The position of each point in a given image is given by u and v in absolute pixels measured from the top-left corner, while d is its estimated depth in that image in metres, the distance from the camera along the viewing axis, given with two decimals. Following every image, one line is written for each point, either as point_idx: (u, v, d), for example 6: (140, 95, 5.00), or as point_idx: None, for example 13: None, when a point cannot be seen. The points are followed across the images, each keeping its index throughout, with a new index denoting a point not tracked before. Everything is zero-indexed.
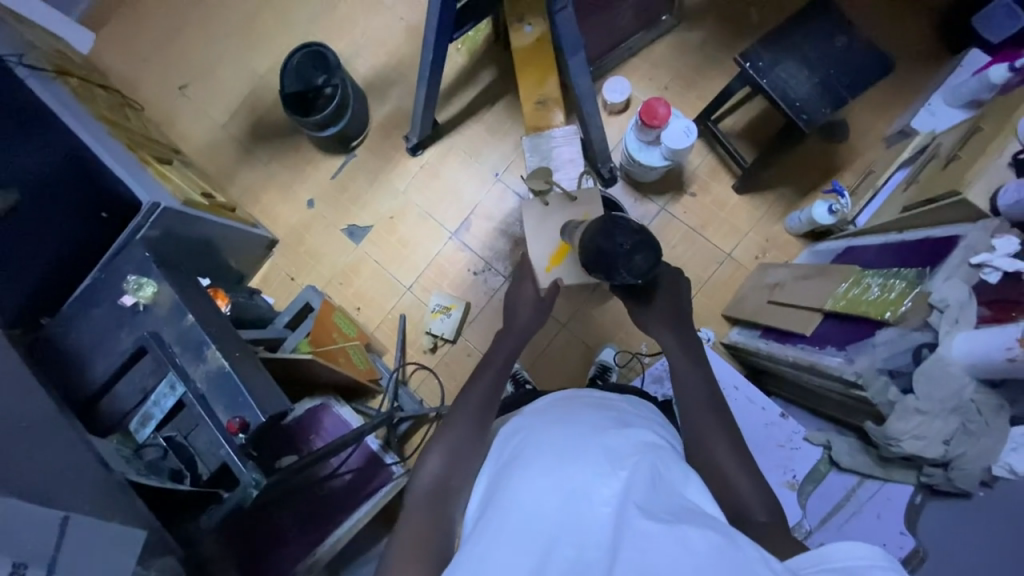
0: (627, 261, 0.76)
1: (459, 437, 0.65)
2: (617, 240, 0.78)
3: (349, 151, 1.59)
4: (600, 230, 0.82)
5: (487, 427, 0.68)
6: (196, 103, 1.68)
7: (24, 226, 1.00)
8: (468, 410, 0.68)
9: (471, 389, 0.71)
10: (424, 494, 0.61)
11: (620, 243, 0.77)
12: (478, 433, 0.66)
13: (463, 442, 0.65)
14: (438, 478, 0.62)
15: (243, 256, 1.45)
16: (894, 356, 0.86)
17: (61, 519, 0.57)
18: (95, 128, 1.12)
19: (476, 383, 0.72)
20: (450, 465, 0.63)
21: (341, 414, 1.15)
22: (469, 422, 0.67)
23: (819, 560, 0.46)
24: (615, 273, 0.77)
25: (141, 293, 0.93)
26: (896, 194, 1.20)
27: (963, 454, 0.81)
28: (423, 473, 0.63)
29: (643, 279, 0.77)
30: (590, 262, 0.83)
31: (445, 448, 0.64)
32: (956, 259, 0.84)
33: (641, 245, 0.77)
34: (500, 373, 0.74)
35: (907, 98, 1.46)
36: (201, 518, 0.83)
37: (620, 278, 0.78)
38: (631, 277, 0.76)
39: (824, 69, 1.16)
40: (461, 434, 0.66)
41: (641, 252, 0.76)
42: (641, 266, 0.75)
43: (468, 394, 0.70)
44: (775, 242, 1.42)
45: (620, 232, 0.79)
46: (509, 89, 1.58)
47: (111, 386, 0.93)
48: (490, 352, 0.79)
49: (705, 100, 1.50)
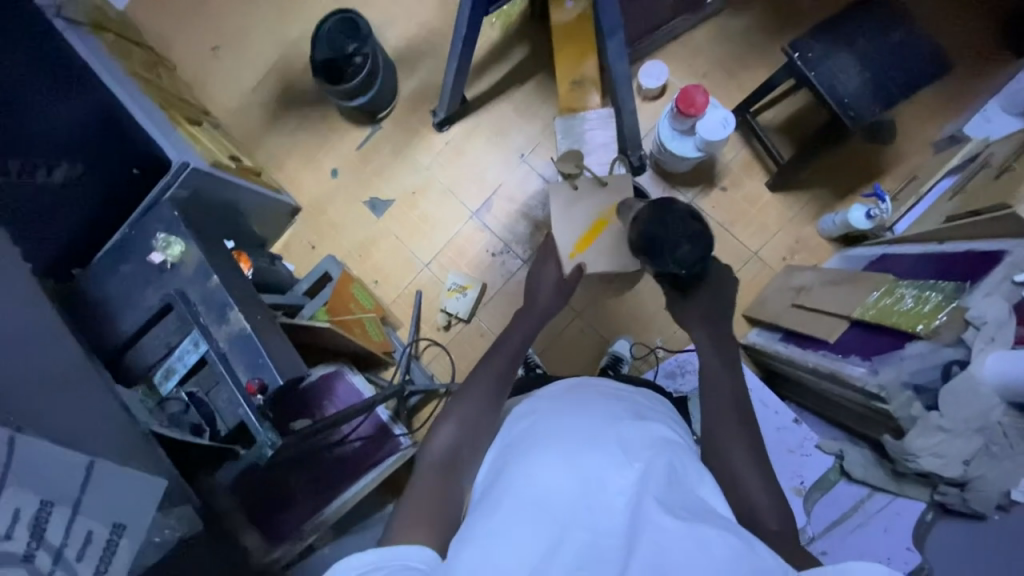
0: (675, 249, 0.81)
1: (474, 409, 0.65)
2: (670, 231, 0.84)
3: (376, 123, 1.58)
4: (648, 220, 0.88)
5: (499, 405, 0.68)
6: (227, 65, 1.68)
7: (65, 183, 1.03)
8: (484, 384, 0.68)
9: (486, 364, 0.71)
10: (435, 462, 0.61)
11: (669, 233, 0.84)
12: (491, 410, 0.66)
13: (476, 414, 0.65)
14: (449, 448, 0.62)
15: (267, 222, 1.46)
16: (922, 370, 0.83)
17: (87, 463, 0.59)
18: (129, 85, 1.13)
19: (491, 360, 0.72)
20: (461, 437, 0.63)
21: (355, 382, 1.18)
22: (484, 396, 0.67)
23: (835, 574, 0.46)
24: (661, 258, 0.82)
25: (169, 251, 0.95)
26: (939, 203, 1.14)
27: (981, 476, 0.79)
28: (434, 442, 0.63)
29: (692, 270, 0.80)
30: (636, 247, 0.89)
31: (458, 420, 0.64)
32: (999, 275, 0.80)
33: (694, 238, 0.81)
34: (516, 351, 0.74)
35: (962, 101, 1.37)
36: (220, 472, 0.89)
37: (666, 265, 0.82)
38: (681, 266, 0.80)
39: (876, 64, 1.09)
40: (475, 407, 0.66)
41: (690, 244, 0.81)
42: (688, 256, 0.80)
43: (483, 368, 0.70)
44: (805, 244, 1.38)
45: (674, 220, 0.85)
46: (541, 68, 1.54)
47: (137, 339, 0.96)
48: (507, 329, 0.78)
49: (745, 91, 1.44)
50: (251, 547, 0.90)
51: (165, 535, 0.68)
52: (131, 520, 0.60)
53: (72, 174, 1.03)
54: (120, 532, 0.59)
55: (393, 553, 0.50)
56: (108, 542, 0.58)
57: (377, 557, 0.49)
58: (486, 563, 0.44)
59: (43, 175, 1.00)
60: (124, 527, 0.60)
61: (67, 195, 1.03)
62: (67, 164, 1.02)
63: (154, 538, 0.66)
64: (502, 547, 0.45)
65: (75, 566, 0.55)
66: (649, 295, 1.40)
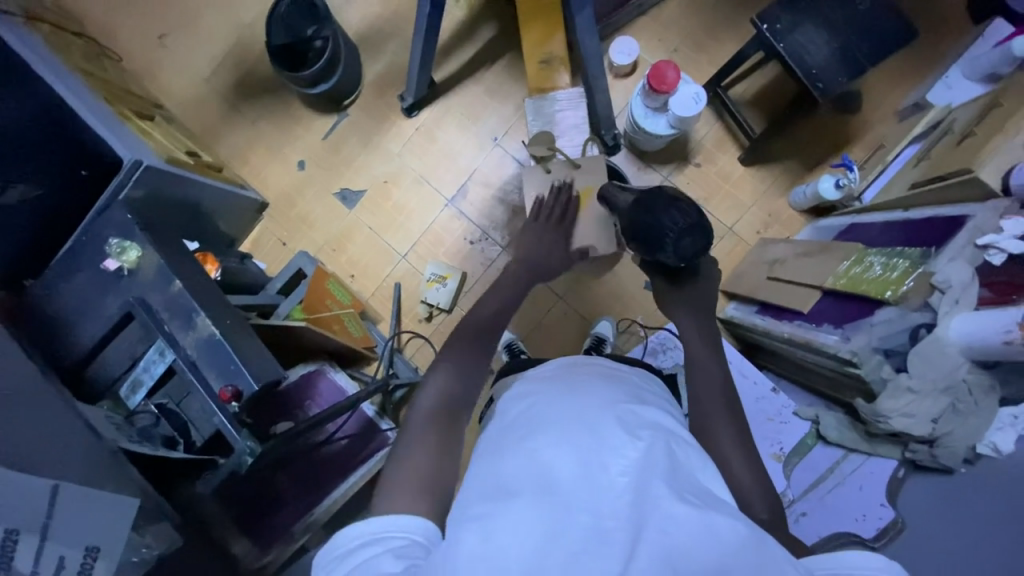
0: (677, 242, 0.75)
1: (462, 365, 0.66)
2: (671, 218, 0.77)
3: (341, 111, 1.52)
4: (647, 205, 0.81)
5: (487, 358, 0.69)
6: (179, 53, 1.58)
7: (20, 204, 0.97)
8: (470, 345, 0.69)
9: (466, 320, 0.73)
10: (425, 412, 0.61)
11: (674, 226, 0.76)
12: (477, 361, 0.67)
13: (464, 368, 0.66)
14: (441, 399, 0.63)
15: (233, 220, 1.40)
16: (890, 335, 0.86)
17: (52, 487, 0.58)
18: (72, 81, 1.06)
19: (470, 318, 0.74)
20: (452, 387, 0.64)
21: (336, 380, 1.17)
22: (474, 356, 0.68)
23: (836, 563, 0.48)
24: (661, 250, 0.77)
25: (124, 257, 0.90)
26: (904, 171, 1.17)
27: (948, 433, 0.82)
28: (424, 395, 0.63)
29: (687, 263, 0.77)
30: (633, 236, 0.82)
31: (447, 374, 0.65)
32: (963, 239, 0.83)
33: (694, 228, 0.76)
34: (494, 312, 0.75)
35: (925, 68, 1.40)
36: (199, 484, 0.83)
37: (662, 255, 0.77)
38: (677, 258, 0.76)
39: (842, 33, 1.10)
40: (467, 364, 0.67)
41: (691, 235, 0.75)
42: (689, 249, 0.75)
43: (463, 328, 0.71)
44: (778, 217, 1.40)
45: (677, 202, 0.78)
46: (511, 47, 1.49)
47: (97, 352, 0.91)
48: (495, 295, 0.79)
49: (716, 64, 1.43)
50: (240, 554, 0.94)
51: (143, 555, 0.66)
52: (105, 542, 0.61)
53: (29, 195, 0.97)
54: (95, 554, 0.60)
55: (394, 526, 0.50)
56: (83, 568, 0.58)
57: (379, 529, 0.50)
58: (488, 549, 0.44)
59: None
60: (98, 549, 0.60)
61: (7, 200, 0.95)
62: (25, 185, 0.97)
63: (131, 558, 0.65)
64: (507, 532, 0.44)
65: None
66: (629, 275, 1.41)
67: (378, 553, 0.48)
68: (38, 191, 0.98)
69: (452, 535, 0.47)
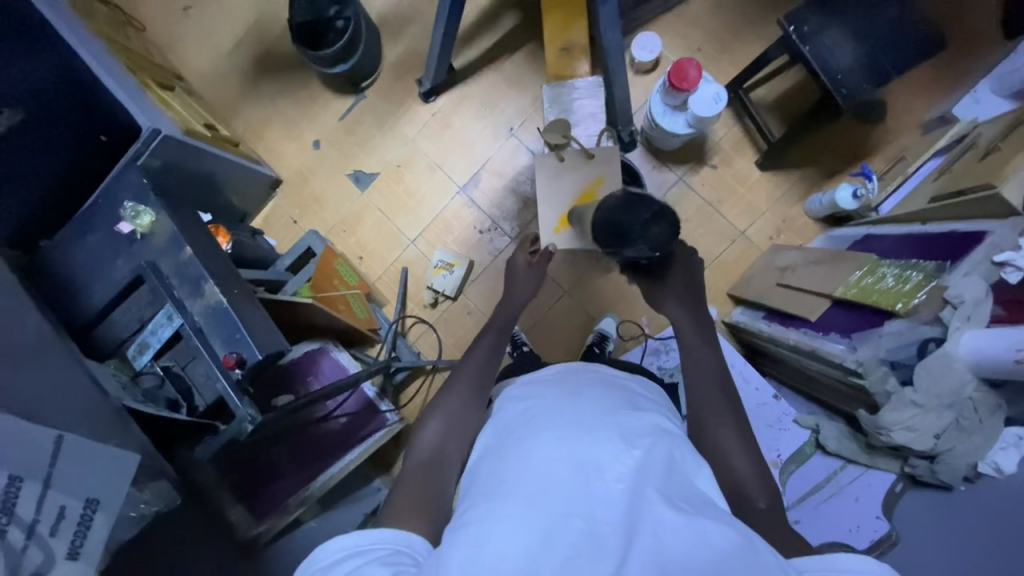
0: (644, 230, 0.73)
1: (456, 409, 0.67)
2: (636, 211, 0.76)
3: (359, 93, 1.53)
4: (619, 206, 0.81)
5: (485, 396, 0.70)
6: (202, 27, 1.59)
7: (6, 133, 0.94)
8: (465, 392, 0.69)
9: (471, 351, 0.73)
10: (422, 456, 0.62)
11: (640, 215, 0.75)
12: (476, 401, 0.68)
13: (460, 410, 0.67)
14: (436, 444, 0.64)
15: (246, 195, 1.41)
16: (898, 347, 0.85)
17: (55, 440, 0.59)
18: (95, 46, 1.06)
19: (474, 353, 0.73)
20: (448, 433, 0.64)
21: (339, 358, 1.19)
22: (470, 397, 0.68)
23: (826, 564, 0.47)
24: (630, 242, 0.74)
25: (138, 221, 0.91)
26: (925, 183, 1.15)
27: (951, 449, 0.81)
28: (422, 437, 0.65)
29: (659, 252, 0.74)
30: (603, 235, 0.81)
31: (445, 416, 0.66)
32: (979, 255, 0.81)
33: (660, 216, 0.74)
34: (493, 345, 0.74)
35: (953, 81, 1.37)
36: (197, 448, 0.83)
37: (631, 249, 0.75)
38: (646, 249, 0.73)
39: (870, 38, 1.07)
40: (464, 410, 0.67)
41: (659, 223, 0.73)
42: (659, 236, 0.72)
43: (466, 361, 0.72)
44: (791, 224, 1.38)
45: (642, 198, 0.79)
46: (532, 37, 1.49)
47: (107, 314, 0.92)
48: (494, 330, 0.77)
49: (738, 65, 1.41)
50: (235, 521, 0.90)
51: (141, 510, 0.68)
52: (105, 495, 0.60)
53: (13, 122, 0.94)
54: (94, 506, 0.59)
55: (384, 538, 0.51)
56: (82, 518, 0.58)
57: (364, 540, 0.50)
58: (481, 548, 0.44)
59: None
60: (98, 501, 0.59)
61: (26, 158, 0.97)
62: (8, 110, 0.94)
63: (130, 512, 0.67)
64: (500, 533, 0.45)
65: (50, 540, 0.55)
66: None
67: (362, 563, 0.48)
68: (50, 148, 0.99)
69: (450, 533, 0.48)
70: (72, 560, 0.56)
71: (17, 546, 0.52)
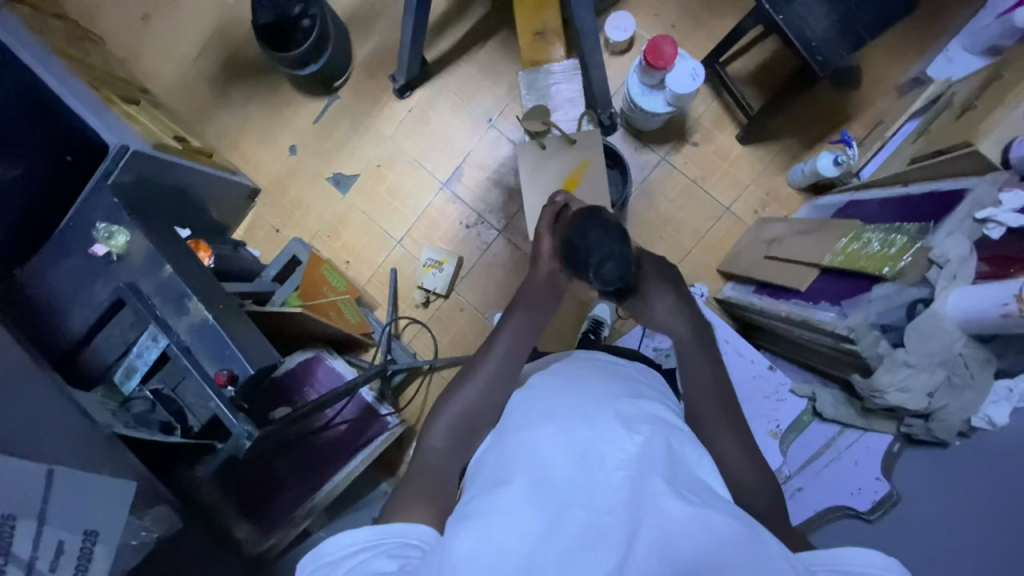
0: (597, 269, 0.71)
1: (472, 401, 0.64)
2: (594, 242, 0.72)
3: (332, 93, 1.49)
4: (577, 225, 0.75)
5: (514, 381, 0.67)
6: (163, 35, 1.54)
7: None
8: (478, 379, 0.66)
9: (499, 337, 0.70)
10: (432, 452, 0.62)
11: (593, 251, 0.72)
12: (503, 388, 0.65)
13: (478, 398, 0.64)
14: (447, 438, 0.63)
15: (224, 206, 1.38)
16: (888, 311, 0.86)
17: (47, 471, 0.57)
18: (53, 63, 1.02)
19: (500, 338, 0.70)
20: (459, 427, 0.63)
21: (334, 366, 1.16)
22: (483, 385, 0.65)
23: (834, 562, 0.49)
24: (584, 275, 0.73)
25: (113, 242, 0.88)
26: (904, 147, 1.16)
27: (945, 406, 0.83)
28: (433, 430, 0.64)
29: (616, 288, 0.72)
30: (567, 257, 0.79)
31: (460, 407, 0.64)
32: (961, 214, 0.82)
33: (616, 255, 0.72)
34: (525, 330, 0.71)
35: (926, 42, 1.37)
36: (197, 467, 0.85)
37: (591, 283, 0.73)
38: (603, 286, 0.73)
39: (843, 3, 1.07)
40: (476, 399, 0.64)
41: (613, 261, 0.71)
42: (612, 276, 0.71)
43: (494, 347, 0.68)
44: (776, 196, 1.39)
45: (603, 225, 0.74)
46: (504, 24, 1.46)
47: (91, 339, 0.90)
48: (506, 312, 0.73)
49: (713, 39, 1.40)
50: (244, 538, 0.92)
51: (143, 537, 0.66)
52: (105, 526, 0.59)
53: None
54: (94, 538, 0.58)
55: (393, 530, 0.51)
56: (83, 551, 0.57)
57: (372, 536, 0.50)
58: (486, 545, 0.44)
59: None
60: (97, 533, 0.58)
61: None
62: None
63: (130, 541, 0.65)
64: (505, 528, 0.45)
65: None
66: None
67: (371, 556, 0.48)
68: (14, 171, 0.95)
69: (452, 528, 0.47)
70: None
71: None
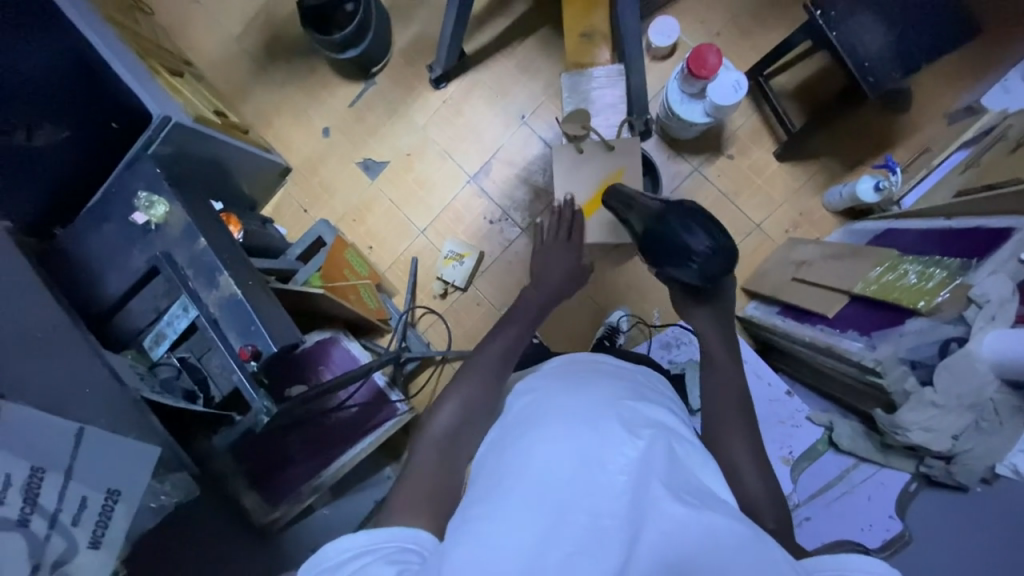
0: (699, 260, 0.77)
1: (469, 397, 0.65)
2: (695, 236, 0.79)
3: (369, 79, 1.50)
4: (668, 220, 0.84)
5: (502, 382, 0.67)
6: (210, 10, 1.57)
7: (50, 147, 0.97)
8: (485, 370, 0.67)
9: (495, 337, 0.71)
10: (433, 439, 0.62)
11: (697, 245, 0.78)
12: (490, 386, 0.66)
13: (473, 394, 0.65)
14: (448, 427, 0.63)
15: (254, 182, 1.40)
16: (919, 347, 0.82)
17: (77, 429, 0.62)
18: (103, 30, 1.04)
19: (496, 338, 0.71)
20: (461, 418, 0.63)
21: (350, 349, 1.18)
22: (480, 380, 0.66)
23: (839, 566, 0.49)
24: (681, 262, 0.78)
25: (152, 211, 0.91)
26: (951, 177, 1.12)
27: (969, 450, 0.80)
28: (434, 421, 0.63)
29: (708, 283, 0.77)
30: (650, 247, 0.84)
31: (459, 401, 0.64)
32: (1006, 253, 0.79)
33: (718, 251, 0.78)
34: (519, 332, 0.72)
35: (983, 69, 1.32)
36: (215, 438, 0.87)
37: (684, 272, 0.78)
38: (699, 278, 0.77)
39: (902, 24, 1.03)
40: (474, 396, 0.65)
41: (715, 256, 0.77)
42: (710, 269, 0.76)
43: (489, 345, 0.70)
44: (809, 217, 1.35)
45: (700, 224, 0.81)
46: (546, 22, 1.45)
47: (122, 305, 0.93)
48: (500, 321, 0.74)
49: (759, 51, 1.36)
50: (251, 507, 0.96)
51: (162, 500, 0.69)
52: (126, 487, 0.64)
53: (58, 138, 0.98)
54: (115, 498, 0.63)
55: (389, 535, 0.51)
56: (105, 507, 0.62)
57: (367, 540, 0.50)
58: (483, 547, 0.44)
59: (25, 138, 0.94)
60: (118, 493, 0.63)
61: (50, 158, 0.97)
62: (52, 126, 0.97)
63: (151, 502, 0.68)
64: (505, 528, 0.45)
65: (73, 529, 0.59)
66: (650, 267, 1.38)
67: (369, 561, 0.48)
68: (64, 133, 0.98)
69: (457, 530, 0.47)
70: (94, 548, 0.61)
71: (41, 535, 0.57)
